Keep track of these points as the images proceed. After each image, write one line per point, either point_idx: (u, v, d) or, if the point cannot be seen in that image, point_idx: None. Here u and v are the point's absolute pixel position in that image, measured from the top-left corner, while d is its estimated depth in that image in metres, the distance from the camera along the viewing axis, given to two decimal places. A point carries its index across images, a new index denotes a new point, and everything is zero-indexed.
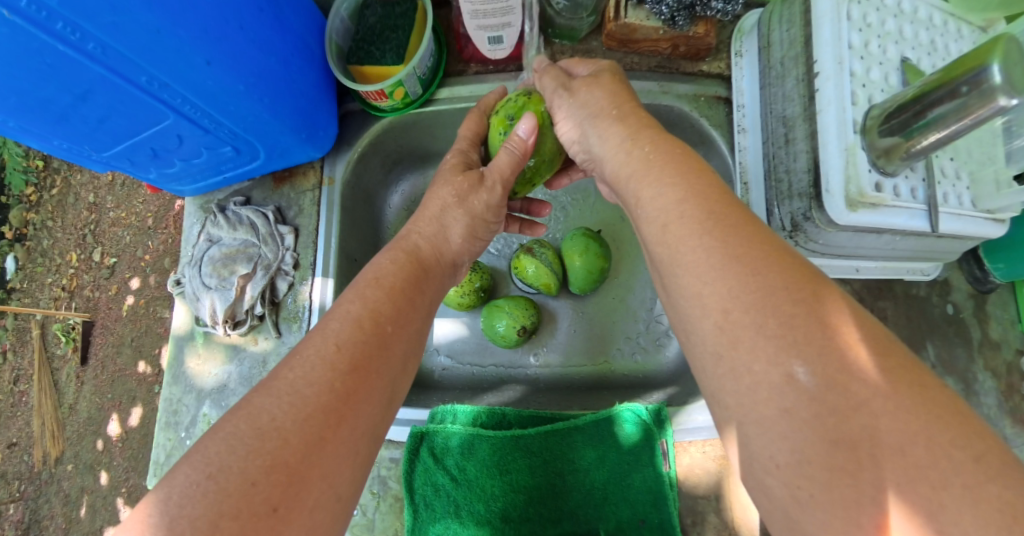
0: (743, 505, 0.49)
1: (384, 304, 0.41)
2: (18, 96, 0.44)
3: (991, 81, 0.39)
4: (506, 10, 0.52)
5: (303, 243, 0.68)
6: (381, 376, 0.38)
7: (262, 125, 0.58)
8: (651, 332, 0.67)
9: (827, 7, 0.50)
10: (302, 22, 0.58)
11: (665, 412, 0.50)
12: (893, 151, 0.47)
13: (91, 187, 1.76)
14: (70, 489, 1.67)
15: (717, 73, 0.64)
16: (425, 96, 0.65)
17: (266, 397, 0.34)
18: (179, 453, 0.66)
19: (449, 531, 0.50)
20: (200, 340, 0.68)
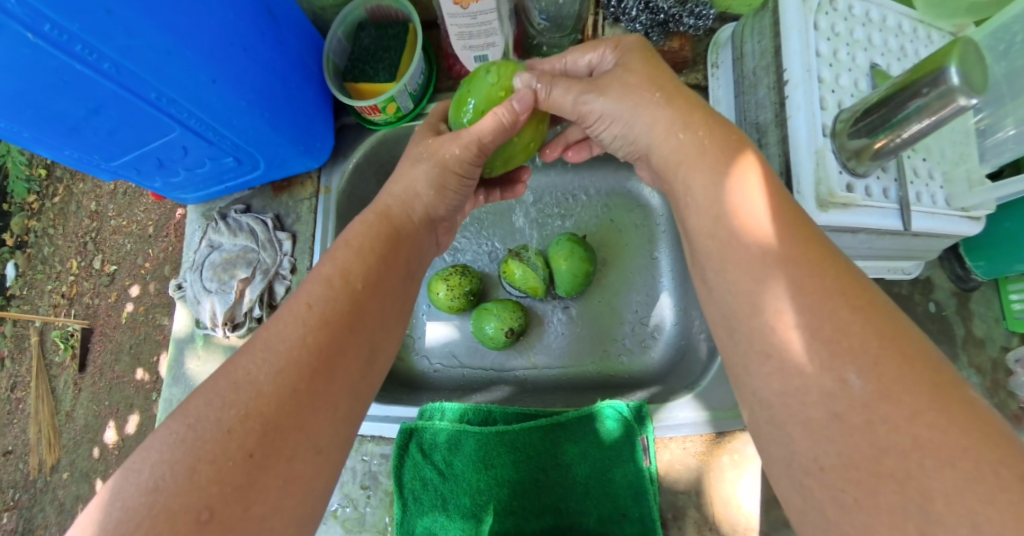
0: (723, 501, 0.51)
1: (353, 263, 0.43)
2: (33, 109, 0.47)
3: (950, 83, 0.41)
4: (488, 32, 0.54)
5: (300, 248, 0.71)
6: (358, 333, 0.40)
7: (264, 137, 0.60)
8: (637, 334, 0.70)
9: (794, 19, 0.53)
10: (301, 43, 0.62)
11: (646, 409, 0.51)
12: (862, 153, 0.49)
13: (93, 196, 1.79)
14: (65, 498, 1.68)
15: (694, 84, 0.68)
16: (417, 110, 0.68)
17: (246, 355, 0.36)
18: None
19: (437, 523, 0.52)
20: (199, 342, 0.71)
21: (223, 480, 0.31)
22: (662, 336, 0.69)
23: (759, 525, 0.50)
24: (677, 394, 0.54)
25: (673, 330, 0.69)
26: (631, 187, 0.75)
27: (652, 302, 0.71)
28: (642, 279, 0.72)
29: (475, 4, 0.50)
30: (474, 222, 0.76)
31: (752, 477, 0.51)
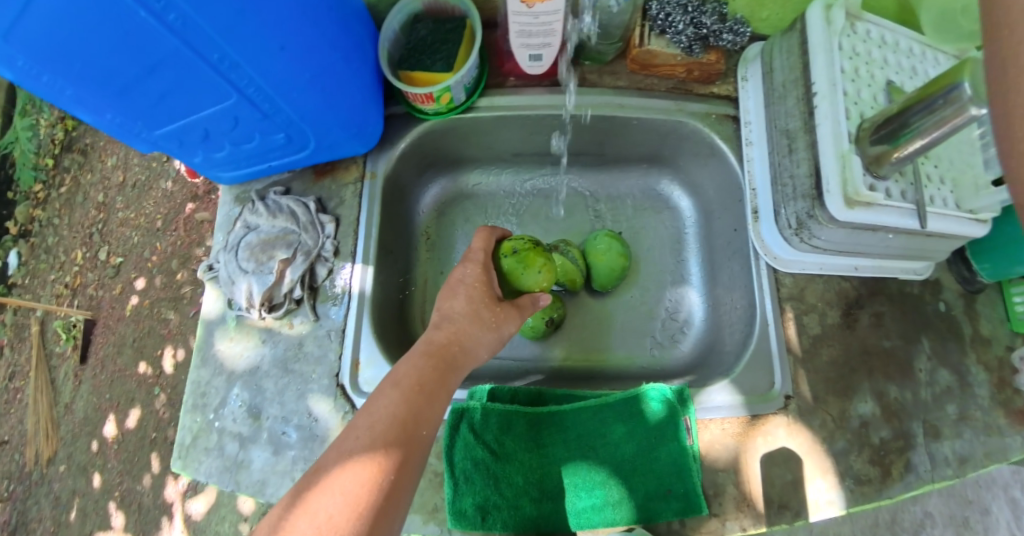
0: (758, 478, 0.57)
1: (422, 406, 0.48)
2: (91, 64, 0.48)
3: (962, 95, 0.42)
4: (547, 34, 0.58)
5: (342, 231, 0.73)
6: (417, 464, 0.45)
7: (318, 115, 0.64)
8: (667, 329, 0.75)
9: (819, 40, 0.57)
10: (363, 31, 0.65)
11: (687, 392, 0.55)
12: (882, 159, 0.53)
13: (101, 187, 1.80)
14: (60, 491, 1.67)
15: (725, 96, 0.70)
16: (466, 104, 0.71)
17: (326, 498, 0.40)
18: (208, 435, 0.66)
19: (489, 502, 0.53)
20: (231, 324, 0.71)
21: None
22: (691, 330, 0.74)
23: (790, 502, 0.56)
24: (712, 383, 0.63)
25: (701, 326, 0.74)
26: (660, 188, 0.80)
27: (682, 299, 0.76)
28: (671, 276, 0.77)
29: (541, 5, 0.54)
30: (520, 227, 0.83)
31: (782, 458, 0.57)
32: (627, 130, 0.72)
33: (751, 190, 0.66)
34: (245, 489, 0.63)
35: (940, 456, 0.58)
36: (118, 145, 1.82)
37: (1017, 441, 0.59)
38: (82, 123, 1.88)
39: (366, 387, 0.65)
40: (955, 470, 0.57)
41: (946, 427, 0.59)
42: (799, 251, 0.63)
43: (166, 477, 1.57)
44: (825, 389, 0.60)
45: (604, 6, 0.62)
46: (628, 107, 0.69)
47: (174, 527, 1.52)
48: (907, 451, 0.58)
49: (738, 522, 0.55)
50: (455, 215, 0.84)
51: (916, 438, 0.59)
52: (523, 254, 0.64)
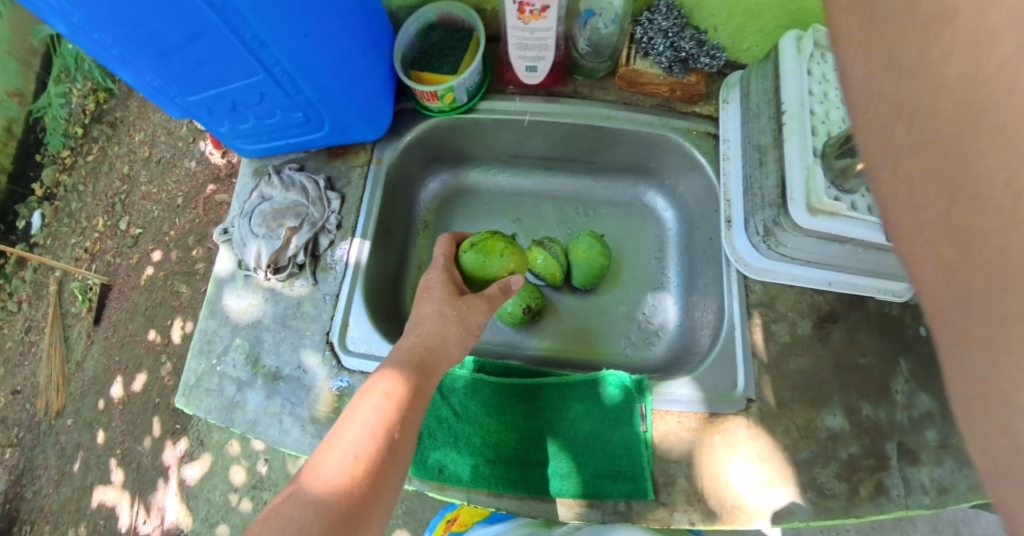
0: (711, 474, 0.60)
1: (393, 415, 0.54)
2: (139, 29, 0.55)
3: None
4: (541, 47, 0.64)
5: (347, 208, 0.80)
6: (391, 472, 0.51)
7: (334, 99, 0.70)
8: (643, 331, 0.80)
9: (790, 66, 0.63)
10: (384, 30, 0.73)
11: (645, 382, 0.60)
12: (848, 171, 0.58)
13: (127, 159, 1.89)
14: (66, 443, 1.76)
15: (708, 115, 0.75)
16: (469, 105, 0.77)
17: (301, 503, 0.45)
18: (210, 377, 0.73)
19: (448, 457, 0.60)
20: (240, 282, 0.78)
21: None
22: (665, 334, 0.79)
23: (744, 504, 0.59)
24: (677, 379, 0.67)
25: (676, 330, 0.79)
26: (646, 199, 0.85)
27: (660, 304, 0.81)
28: (651, 282, 0.83)
29: (535, 22, 0.60)
30: (514, 224, 0.89)
31: (739, 459, 0.61)
32: (616, 140, 0.78)
33: (726, 201, 0.71)
34: (238, 426, 0.70)
35: (915, 482, 0.61)
36: (146, 121, 1.90)
37: None
38: (113, 96, 1.96)
39: (353, 346, 0.72)
40: (933, 499, 0.60)
41: (926, 455, 0.62)
42: (765, 258, 0.68)
43: (164, 442, 1.66)
44: (793, 398, 0.64)
45: (594, 28, 0.71)
46: (615, 119, 0.75)
47: (168, 489, 1.61)
48: (881, 474, 0.61)
49: (687, 514, 0.58)
50: (454, 208, 0.90)
51: (889, 460, 0.62)
52: (482, 245, 0.72)
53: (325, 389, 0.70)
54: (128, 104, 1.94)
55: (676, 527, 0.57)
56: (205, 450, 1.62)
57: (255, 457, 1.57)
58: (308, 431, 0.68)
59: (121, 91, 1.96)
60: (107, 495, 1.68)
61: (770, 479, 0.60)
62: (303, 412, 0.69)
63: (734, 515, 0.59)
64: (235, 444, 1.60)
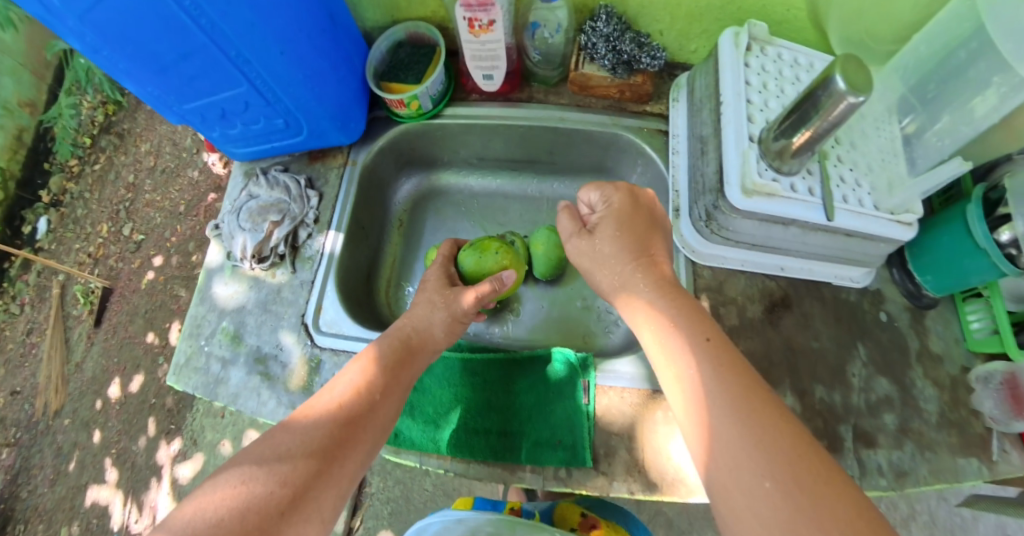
0: (652, 448, 0.60)
1: (377, 378, 0.59)
2: (141, 48, 0.62)
3: (838, 89, 0.47)
4: (494, 57, 0.71)
5: (324, 204, 0.85)
6: (368, 427, 0.55)
7: (311, 107, 0.76)
8: (603, 321, 0.84)
9: (728, 59, 0.63)
10: (353, 44, 0.78)
11: (590, 359, 0.65)
12: (784, 153, 0.57)
13: (132, 169, 1.97)
14: (63, 443, 1.80)
15: (659, 113, 0.79)
16: (435, 111, 0.83)
17: (286, 436, 0.51)
18: (198, 357, 0.78)
19: (403, 423, 0.66)
20: (228, 272, 0.83)
21: (262, 514, 0.44)
22: (623, 323, 0.83)
23: (685, 478, 0.58)
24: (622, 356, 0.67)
25: None
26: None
27: None
28: None
29: (485, 36, 0.66)
30: (483, 222, 0.94)
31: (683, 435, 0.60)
32: (571, 141, 0.83)
33: (674, 191, 0.72)
34: (221, 400, 0.75)
35: (872, 464, 0.64)
36: (153, 133, 1.99)
37: (969, 463, 0.64)
38: (122, 109, 2.05)
39: (326, 328, 0.77)
40: (890, 481, 0.63)
41: (886, 438, 0.65)
42: (710, 244, 0.69)
43: (159, 441, 1.71)
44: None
45: (542, 38, 0.75)
46: (568, 120, 0.80)
47: (161, 488, 1.66)
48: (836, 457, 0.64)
49: (626, 484, 0.59)
50: (427, 207, 0.95)
51: (845, 441, 0.65)
52: (480, 243, 0.77)
53: (299, 367, 0.75)
54: (135, 117, 2.02)
55: (613, 495, 0.59)
56: (199, 449, 1.66)
57: None
58: (283, 403, 0.73)
59: (129, 103, 2.04)
60: (100, 494, 1.72)
61: None
62: (278, 391, 0.74)
63: (674, 487, 0.58)
64: (226, 444, 1.65)
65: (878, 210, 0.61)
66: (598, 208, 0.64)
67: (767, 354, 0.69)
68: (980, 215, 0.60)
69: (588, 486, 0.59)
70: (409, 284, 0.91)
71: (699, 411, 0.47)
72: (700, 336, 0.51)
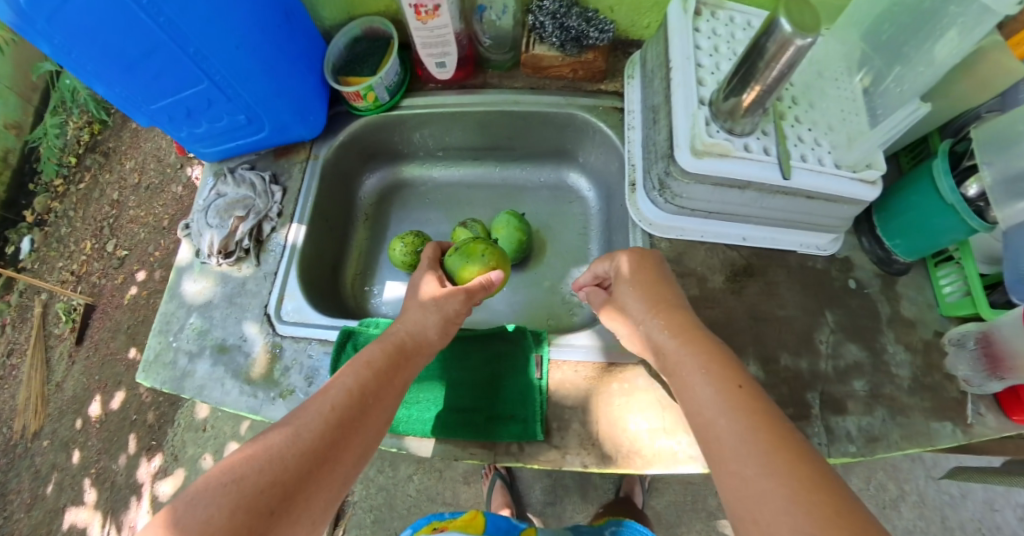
0: (606, 420, 0.60)
1: (371, 381, 0.56)
2: (103, 50, 0.62)
3: (784, 31, 0.47)
4: (443, 43, 0.72)
5: (288, 199, 0.84)
6: (362, 431, 0.53)
7: (269, 100, 0.76)
8: (566, 303, 0.84)
9: (678, 25, 0.64)
10: (310, 43, 0.79)
11: (543, 333, 0.66)
12: (735, 111, 0.57)
13: (117, 186, 1.97)
14: (42, 465, 1.75)
15: (614, 91, 0.80)
16: (392, 103, 0.84)
17: (278, 435, 0.48)
18: (167, 352, 0.76)
19: None
20: (197, 269, 0.81)
21: (252, 517, 0.42)
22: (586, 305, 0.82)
23: (639, 448, 0.58)
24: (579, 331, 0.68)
25: None
26: (570, 181, 0.91)
27: None
28: (575, 257, 0.87)
29: (432, 21, 0.68)
30: (448, 214, 0.94)
31: (636, 406, 0.61)
32: (529, 124, 0.84)
33: (631, 165, 0.73)
34: (187, 393, 0.73)
35: (842, 430, 0.64)
36: (138, 149, 2.00)
37: (941, 426, 0.65)
38: (108, 128, 2.06)
39: (288, 318, 0.76)
40: (859, 448, 0.63)
41: (856, 405, 0.65)
42: (667, 215, 0.70)
43: (139, 458, 1.67)
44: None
45: (490, 21, 0.78)
46: (522, 103, 0.81)
47: (141, 507, 1.62)
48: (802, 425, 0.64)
49: (580, 457, 0.60)
50: (393, 201, 0.96)
51: (813, 409, 0.65)
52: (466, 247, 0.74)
53: (262, 356, 0.73)
54: (121, 135, 2.04)
55: (566, 468, 0.59)
56: (179, 465, 1.63)
57: None
58: (245, 392, 0.71)
59: (115, 122, 2.06)
60: (79, 517, 1.67)
61: (669, 429, 0.59)
62: (243, 382, 0.72)
63: (630, 460, 0.58)
64: (208, 458, 1.61)
65: (837, 168, 0.61)
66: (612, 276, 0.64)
67: (729, 323, 0.69)
68: (946, 169, 0.62)
69: (542, 458, 0.60)
70: (375, 276, 0.91)
71: (733, 473, 0.40)
72: (732, 384, 0.45)
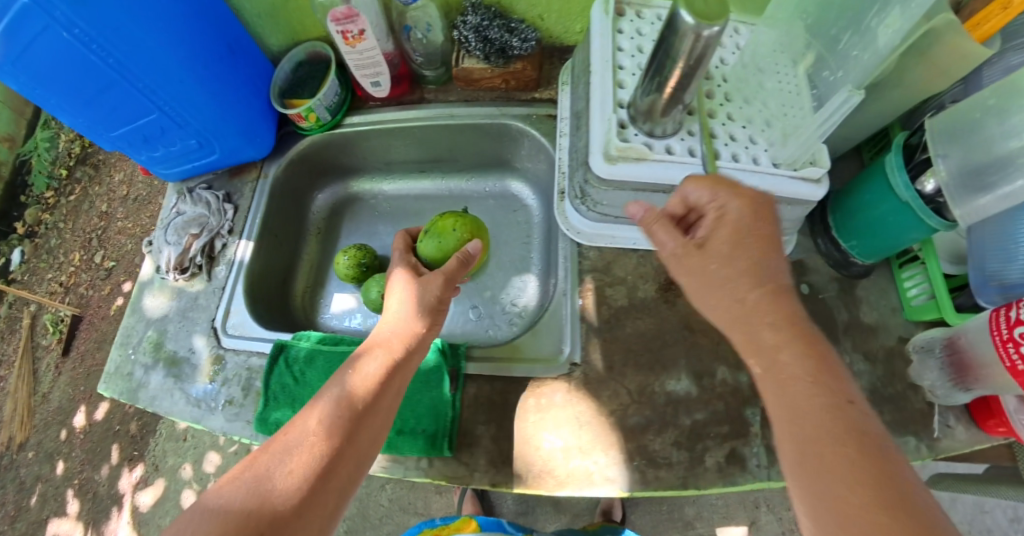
0: (519, 440, 0.63)
1: (360, 390, 0.56)
2: (57, 90, 0.65)
3: (686, 24, 0.47)
4: (375, 65, 0.75)
5: (240, 216, 0.84)
6: (355, 440, 0.53)
7: (219, 127, 0.78)
8: (506, 313, 0.83)
9: (599, 29, 0.65)
10: (256, 70, 0.81)
11: (461, 348, 0.68)
12: (654, 110, 0.58)
13: (105, 198, 1.99)
14: (26, 477, 1.74)
15: (547, 99, 0.82)
16: (335, 121, 0.85)
17: (269, 456, 0.50)
18: (127, 365, 0.77)
19: (284, 416, 0.66)
20: (156, 284, 0.82)
21: None
22: (525, 315, 0.82)
23: (549, 468, 0.60)
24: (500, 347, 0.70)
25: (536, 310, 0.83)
26: (514, 190, 0.91)
27: (525, 286, 0.84)
28: (518, 265, 0.86)
29: (361, 45, 0.70)
30: (397, 227, 0.94)
31: (549, 425, 0.63)
32: (465, 135, 0.85)
33: (561, 173, 0.73)
34: (141, 404, 0.74)
35: None
36: (128, 162, 2.02)
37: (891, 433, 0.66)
38: None
39: (233, 331, 0.77)
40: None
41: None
42: (592, 224, 0.69)
43: (121, 469, 1.67)
44: (626, 361, 0.65)
45: (417, 39, 0.78)
46: (457, 116, 0.83)
47: (122, 517, 1.62)
48: (740, 444, 0.61)
49: (489, 476, 0.62)
50: (343, 215, 0.96)
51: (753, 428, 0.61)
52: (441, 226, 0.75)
53: (208, 370, 0.74)
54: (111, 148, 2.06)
55: (473, 485, 0.62)
56: (160, 475, 1.63)
57: (205, 480, 1.60)
58: (190, 401, 0.72)
59: None
60: (61, 528, 1.67)
61: (580, 448, 0.61)
62: (191, 395, 0.73)
63: (541, 479, 0.61)
64: (187, 468, 1.62)
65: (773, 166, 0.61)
66: (710, 210, 0.48)
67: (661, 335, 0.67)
68: (899, 164, 0.61)
69: (449, 474, 0.63)
70: (325, 289, 0.91)
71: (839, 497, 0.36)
72: (840, 398, 0.40)
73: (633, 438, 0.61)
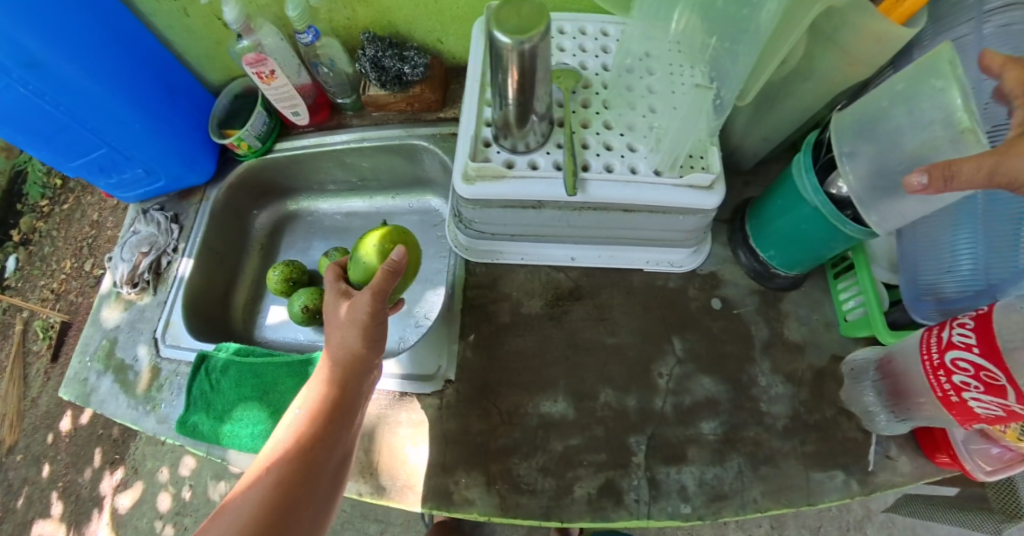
0: (389, 454, 0.69)
1: (312, 434, 0.61)
2: (20, 134, 0.73)
3: (504, 44, 0.49)
4: (290, 97, 0.82)
5: (188, 236, 0.90)
6: (311, 485, 0.58)
7: (163, 157, 0.84)
8: (418, 325, 0.88)
9: (477, 49, 0.68)
10: (195, 105, 0.87)
11: None
12: (508, 124, 0.60)
13: (98, 208, 2.05)
14: (13, 479, 1.79)
15: (451, 118, 0.87)
16: (266, 148, 0.91)
17: (229, 512, 0.54)
18: (84, 371, 0.82)
19: (196, 418, 0.72)
20: (113, 297, 0.88)
21: None
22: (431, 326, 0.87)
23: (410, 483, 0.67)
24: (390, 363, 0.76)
25: None
26: (435, 207, 0.97)
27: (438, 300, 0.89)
28: (433, 280, 0.91)
29: (274, 82, 0.79)
30: (332, 244, 1.00)
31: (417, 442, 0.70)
32: (381, 156, 0.91)
33: None
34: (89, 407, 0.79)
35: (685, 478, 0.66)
36: None
37: (800, 461, 0.68)
38: None
39: (171, 341, 0.83)
40: (695, 507, 0.65)
41: (699, 453, 0.68)
42: (474, 239, 0.76)
43: (104, 472, 1.72)
44: (501, 380, 0.72)
45: (325, 73, 0.84)
46: (368, 139, 0.88)
47: (101, 519, 1.67)
48: (619, 476, 0.67)
49: (357, 485, 0.68)
50: (284, 233, 1.01)
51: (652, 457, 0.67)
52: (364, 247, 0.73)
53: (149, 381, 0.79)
54: None
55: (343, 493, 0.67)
56: (139, 477, 1.68)
57: (182, 483, 1.65)
58: (131, 406, 0.77)
59: None
60: (45, 529, 1.71)
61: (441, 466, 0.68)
62: (133, 400, 0.78)
63: (403, 494, 0.67)
64: (165, 470, 1.68)
65: (653, 174, 0.61)
66: None
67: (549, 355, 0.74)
68: (808, 165, 0.61)
69: None
70: (266, 303, 0.97)
71: None
72: None
73: (500, 460, 0.68)
